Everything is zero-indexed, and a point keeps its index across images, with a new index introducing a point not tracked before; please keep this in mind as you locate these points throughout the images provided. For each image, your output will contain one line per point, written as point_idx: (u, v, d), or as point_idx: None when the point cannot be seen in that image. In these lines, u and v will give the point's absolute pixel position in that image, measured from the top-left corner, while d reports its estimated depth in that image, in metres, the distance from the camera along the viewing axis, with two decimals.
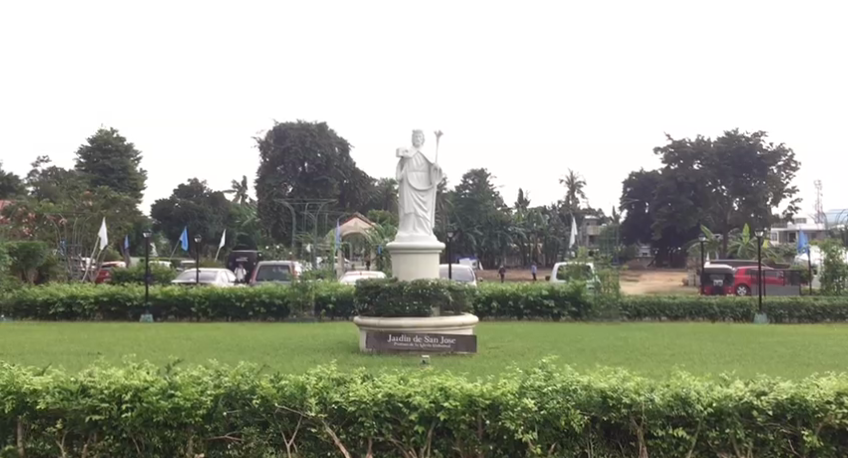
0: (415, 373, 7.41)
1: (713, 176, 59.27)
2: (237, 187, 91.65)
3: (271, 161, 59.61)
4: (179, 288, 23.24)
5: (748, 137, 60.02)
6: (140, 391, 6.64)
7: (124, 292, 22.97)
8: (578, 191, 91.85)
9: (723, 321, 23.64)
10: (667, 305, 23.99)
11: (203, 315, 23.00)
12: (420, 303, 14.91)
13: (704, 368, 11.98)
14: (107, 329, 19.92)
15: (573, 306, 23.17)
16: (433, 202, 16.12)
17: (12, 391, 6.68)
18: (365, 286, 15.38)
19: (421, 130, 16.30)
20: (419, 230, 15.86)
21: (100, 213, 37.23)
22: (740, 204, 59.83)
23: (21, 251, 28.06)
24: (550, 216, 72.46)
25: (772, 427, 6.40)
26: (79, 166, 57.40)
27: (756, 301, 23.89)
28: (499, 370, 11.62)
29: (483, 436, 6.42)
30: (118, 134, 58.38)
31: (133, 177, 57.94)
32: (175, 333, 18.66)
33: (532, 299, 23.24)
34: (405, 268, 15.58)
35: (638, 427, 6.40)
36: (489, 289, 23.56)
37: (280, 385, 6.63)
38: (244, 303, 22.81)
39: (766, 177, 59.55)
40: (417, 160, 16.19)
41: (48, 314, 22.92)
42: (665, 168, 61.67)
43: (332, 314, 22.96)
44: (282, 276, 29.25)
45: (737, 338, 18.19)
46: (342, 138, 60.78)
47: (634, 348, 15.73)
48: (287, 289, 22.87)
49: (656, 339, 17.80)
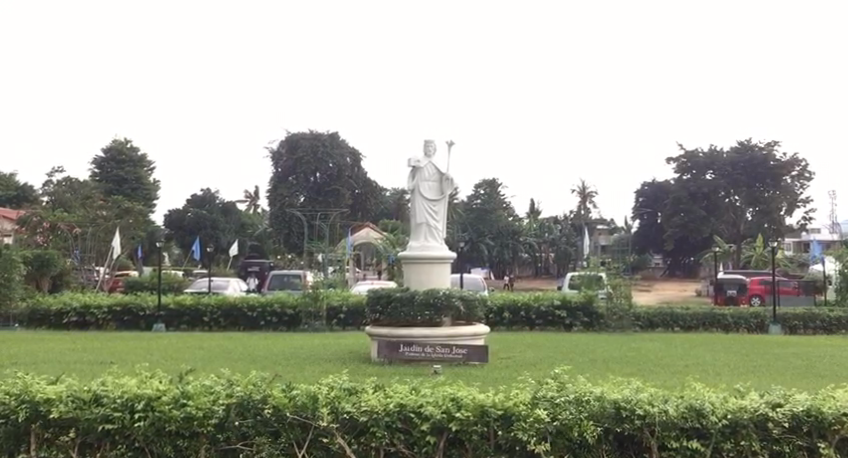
0: (427, 383, 7.37)
1: (725, 185, 59.30)
2: (249, 196, 92.19)
3: (284, 171, 59.82)
4: (192, 298, 23.33)
5: (762, 146, 59.95)
6: (153, 400, 6.64)
7: (136, 302, 23.08)
8: (590, 200, 91.88)
9: (737, 332, 23.54)
10: (680, 315, 23.87)
11: (215, 325, 23.06)
12: (432, 312, 14.90)
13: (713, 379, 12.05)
14: (116, 338, 19.99)
15: (585, 316, 23.18)
16: (444, 212, 16.10)
17: (25, 399, 6.68)
18: (376, 295, 15.39)
19: (432, 140, 16.31)
20: (430, 240, 15.83)
21: (113, 222, 37.60)
22: (754, 215, 59.54)
23: (35, 260, 28.32)
24: (562, 226, 72.48)
25: (788, 440, 6.33)
26: (93, 176, 57.73)
27: (770, 311, 23.84)
28: (508, 378, 11.82)
29: (495, 447, 6.38)
30: (132, 144, 58.67)
31: (147, 187, 58.23)
32: (188, 343, 18.71)
33: (543, 309, 23.25)
34: (416, 277, 15.60)
35: (652, 440, 6.32)
36: (500, 300, 23.51)
37: (292, 395, 6.60)
38: (255, 313, 22.91)
39: (780, 187, 59.25)
40: (429, 169, 16.19)
41: (62, 323, 23.01)
42: (677, 177, 61.75)
43: (343, 325, 22.93)
44: (294, 285, 29.33)
45: (750, 348, 18.13)
46: (354, 148, 60.96)
47: (647, 358, 15.68)
48: (297, 298, 23.00)
49: (669, 349, 17.73)
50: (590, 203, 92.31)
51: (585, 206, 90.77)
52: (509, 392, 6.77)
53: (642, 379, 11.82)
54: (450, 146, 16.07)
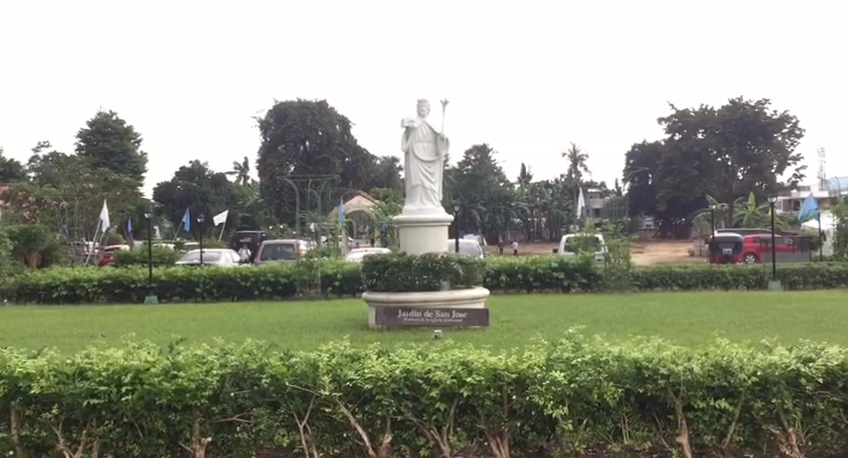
0: (434, 347, 6.99)
1: (717, 144, 58.95)
2: (239, 168, 91.58)
3: (273, 140, 59.27)
4: (184, 269, 22.95)
5: (753, 104, 59.50)
6: (141, 372, 6.19)
7: (127, 274, 22.69)
8: (581, 164, 91.75)
9: (737, 289, 23.32)
10: (679, 274, 23.55)
11: (208, 295, 22.72)
12: (430, 276, 14.49)
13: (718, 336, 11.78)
14: (107, 311, 19.63)
15: (583, 277, 22.85)
16: (440, 173, 15.62)
17: (4, 375, 6.25)
18: (372, 261, 14.94)
19: (426, 100, 15.82)
20: (426, 203, 15.39)
21: (100, 195, 36.97)
22: (745, 174, 59.37)
23: (22, 235, 27.93)
24: (554, 190, 72.18)
25: (822, 396, 5.95)
26: (80, 149, 57.11)
27: (770, 268, 23.61)
28: (510, 344, 11.60)
29: (509, 412, 6.00)
30: (117, 116, 58.01)
31: (134, 159, 57.53)
32: (182, 314, 18.35)
33: (541, 272, 22.91)
34: (413, 241, 15.18)
35: (677, 399, 5.92)
36: (497, 263, 23.14)
37: (292, 363, 6.18)
38: (249, 282, 22.56)
39: (772, 144, 58.94)
40: (423, 129, 15.67)
41: (52, 298, 22.56)
42: (668, 138, 61.36)
43: (339, 292, 22.60)
44: (289, 255, 28.90)
45: (753, 304, 17.87)
46: (343, 115, 60.25)
47: (650, 317, 15.36)
48: (292, 267, 22.62)
49: (671, 308, 17.41)
50: (581, 167, 91.93)
51: (576, 170, 90.54)
52: (522, 355, 6.37)
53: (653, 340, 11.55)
54: (444, 105, 15.59)
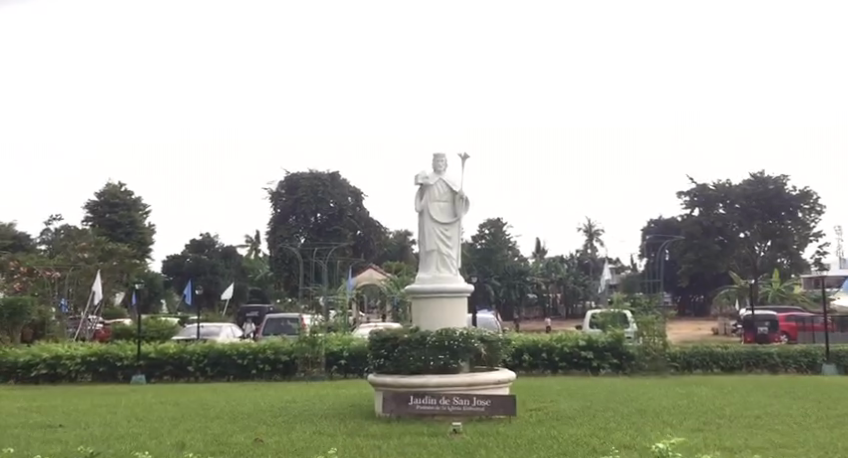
0: None
1: (739, 219, 56.91)
2: (250, 241, 90.13)
3: (283, 212, 57.55)
4: (176, 345, 20.90)
5: (775, 179, 57.37)
6: None
7: (113, 351, 20.68)
8: (596, 238, 90.06)
9: (786, 373, 21.08)
10: (721, 355, 21.29)
11: (201, 374, 20.68)
12: (446, 356, 12.42)
13: (800, 444, 9.77)
14: (86, 392, 17.62)
15: (615, 357, 20.63)
16: (459, 237, 13.68)
17: None
18: (380, 337, 12.87)
19: (442, 154, 13.95)
20: (443, 270, 13.41)
21: (96, 265, 35.06)
22: (767, 249, 57.30)
23: (7, 308, 25.94)
24: (569, 265, 70.22)
25: None
26: (87, 220, 55.62)
27: (822, 349, 21.41)
28: (552, 450, 9.55)
29: None
30: (126, 188, 56.66)
31: (143, 231, 55.80)
32: (167, 397, 16.31)
33: (567, 351, 20.76)
34: (426, 315, 13.12)
35: None
36: (519, 341, 20.96)
37: None
38: (245, 361, 20.51)
39: (795, 220, 56.88)
40: (439, 188, 13.74)
41: (30, 377, 20.49)
42: (688, 213, 59.42)
43: (345, 371, 20.51)
44: (292, 330, 26.75)
45: (813, 391, 15.78)
46: (356, 187, 58.68)
47: (703, 407, 13.25)
48: (294, 344, 20.55)
49: (721, 394, 15.29)
50: (598, 241, 90.04)
51: (592, 244, 88.79)
52: None
53: (724, 451, 9.50)
54: (463, 159, 13.69)
